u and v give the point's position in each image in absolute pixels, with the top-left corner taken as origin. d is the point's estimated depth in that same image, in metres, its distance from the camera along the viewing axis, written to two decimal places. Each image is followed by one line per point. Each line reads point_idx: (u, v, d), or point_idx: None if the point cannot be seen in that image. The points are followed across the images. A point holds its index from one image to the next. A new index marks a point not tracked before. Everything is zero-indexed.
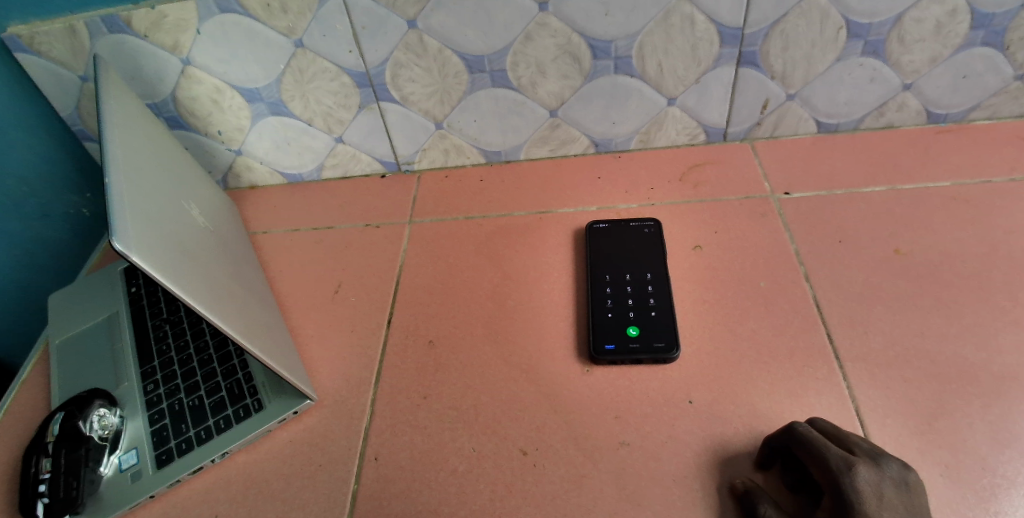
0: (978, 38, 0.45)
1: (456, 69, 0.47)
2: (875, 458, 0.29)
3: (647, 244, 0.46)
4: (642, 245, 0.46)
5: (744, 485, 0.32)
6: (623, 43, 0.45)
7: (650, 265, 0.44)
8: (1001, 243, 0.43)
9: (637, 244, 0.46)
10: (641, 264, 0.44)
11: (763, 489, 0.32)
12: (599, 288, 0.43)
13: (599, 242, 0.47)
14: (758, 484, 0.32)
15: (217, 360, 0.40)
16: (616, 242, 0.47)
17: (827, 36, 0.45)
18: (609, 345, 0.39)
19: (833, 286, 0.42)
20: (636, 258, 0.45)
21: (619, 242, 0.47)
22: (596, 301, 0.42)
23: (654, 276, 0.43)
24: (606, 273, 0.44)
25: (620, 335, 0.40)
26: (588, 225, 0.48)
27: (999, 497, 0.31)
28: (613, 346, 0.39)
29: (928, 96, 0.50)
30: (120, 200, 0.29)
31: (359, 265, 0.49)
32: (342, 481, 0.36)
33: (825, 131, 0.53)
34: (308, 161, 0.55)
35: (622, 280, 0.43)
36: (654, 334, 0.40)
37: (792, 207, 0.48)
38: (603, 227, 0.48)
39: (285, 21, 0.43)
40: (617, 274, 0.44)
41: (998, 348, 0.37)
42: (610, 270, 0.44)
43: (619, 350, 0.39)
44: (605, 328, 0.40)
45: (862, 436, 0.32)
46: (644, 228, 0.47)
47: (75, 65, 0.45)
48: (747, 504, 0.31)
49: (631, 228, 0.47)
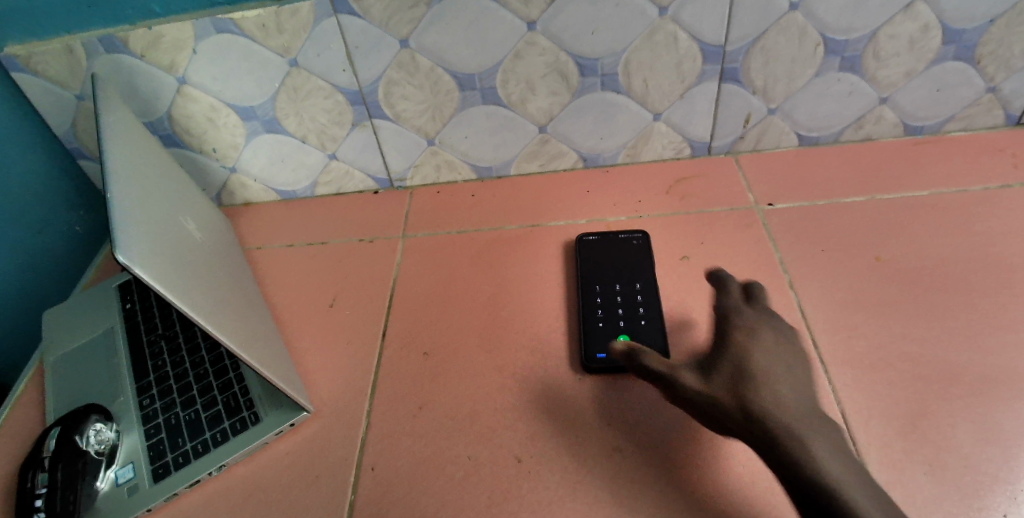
0: (950, 53, 0.47)
1: (448, 87, 0.48)
2: (763, 314, 0.36)
3: (637, 255, 0.47)
4: (631, 256, 0.47)
5: (626, 343, 0.37)
6: (609, 61, 0.47)
7: (640, 275, 0.45)
8: (978, 248, 0.45)
9: (627, 255, 0.47)
10: (631, 274, 0.45)
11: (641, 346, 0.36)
12: (590, 298, 0.44)
13: (587, 253, 0.48)
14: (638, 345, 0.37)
15: (213, 374, 0.41)
16: (605, 253, 0.48)
17: (806, 51, 0.46)
18: (600, 355, 0.40)
19: (817, 293, 0.43)
20: (625, 268, 0.46)
21: (609, 252, 0.48)
22: (587, 311, 0.43)
23: (644, 285, 0.44)
24: (597, 284, 0.45)
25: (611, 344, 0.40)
26: (579, 237, 0.49)
27: (983, 493, 0.32)
28: (604, 356, 0.40)
29: (905, 109, 0.51)
30: (122, 212, 0.30)
31: (355, 277, 0.50)
32: (339, 491, 0.36)
33: (807, 144, 0.55)
34: (302, 177, 0.56)
35: (612, 289, 0.44)
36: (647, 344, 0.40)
37: (777, 217, 0.50)
38: (593, 239, 0.49)
39: (281, 41, 0.44)
40: (607, 283, 0.45)
41: (977, 349, 0.38)
42: (600, 280, 0.45)
43: (610, 360, 0.40)
44: (596, 338, 0.41)
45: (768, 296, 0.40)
46: (632, 239, 0.48)
47: (72, 84, 0.46)
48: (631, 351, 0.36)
49: (619, 240, 0.48)
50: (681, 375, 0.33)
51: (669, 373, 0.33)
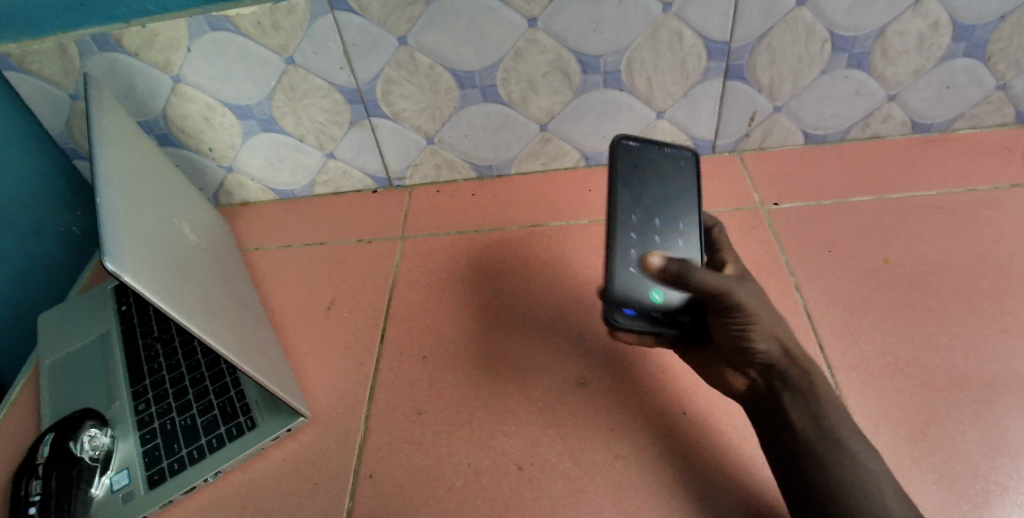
0: (960, 50, 0.46)
1: (447, 85, 0.47)
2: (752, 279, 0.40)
3: (678, 189, 0.41)
4: (673, 182, 0.41)
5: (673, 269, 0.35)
6: (612, 59, 0.46)
7: (683, 218, 0.40)
8: (988, 252, 0.44)
9: (667, 188, 0.40)
10: (672, 214, 0.39)
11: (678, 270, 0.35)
12: (623, 235, 0.37)
13: (625, 165, 0.40)
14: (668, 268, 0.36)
15: (209, 379, 0.40)
16: (644, 171, 0.40)
17: (813, 50, 0.46)
18: (628, 311, 0.35)
19: (823, 297, 0.42)
20: (667, 208, 0.40)
21: (648, 173, 0.40)
22: (617, 250, 0.37)
23: (687, 244, 0.38)
24: (632, 214, 0.39)
25: (640, 298, 0.36)
26: (618, 140, 0.40)
27: (993, 503, 0.31)
28: (634, 312, 0.35)
29: (913, 107, 0.50)
30: (113, 216, 0.29)
31: (354, 280, 0.49)
32: (337, 499, 0.35)
33: (813, 143, 0.54)
34: (300, 177, 0.55)
35: (650, 228, 0.38)
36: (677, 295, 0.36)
37: (782, 218, 0.49)
38: (633, 146, 0.40)
39: (277, 39, 0.44)
40: (645, 218, 0.39)
41: (987, 355, 0.38)
42: (638, 211, 0.39)
43: (639, 317, 0.35)
44: (630, 288, 0.36)
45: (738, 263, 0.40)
46: (679, 159, 0.42)
47: (66, 84, 0.45)
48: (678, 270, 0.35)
49: (665, 156, 0.41)
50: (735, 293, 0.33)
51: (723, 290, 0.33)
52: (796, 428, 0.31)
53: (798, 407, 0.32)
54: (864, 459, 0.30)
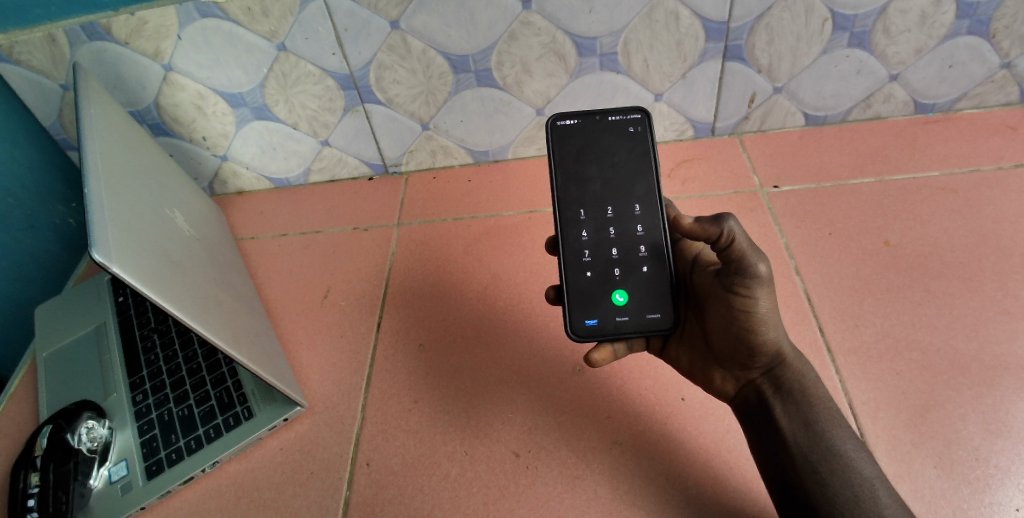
0: (963, 28, 0.45)
1: (441, 70, 0.47)
2: None
3: (634, 160, 0.36)
4: (623, 154, 0.36)
5: (727, 243, 0.29)
6: (608, 40, 0.45)
7: (639, 196, 0.36)
8: (990, 233, 0.43)
9: (620, 163, 0.36)
10: (625, 195, 0.36)
11: (718, 245, 0.30)
12: (574, 236, 0.35)
13: (565, 151, 0.36)
14: (710, 241, 0.30)
15: (206, 369, 0.40)
16: (591, 151, 0.36)
17: (813, 28, 0.45)
18: (590, 321, 0.35)
19: (822, 279, 0.42)
20: (620, 189, 0.36)
21: (596, 151, 0.36)
22: (570, 256, 0.35)
23: (646, 228, 0.35)
24: (582, 208, 0.36)
25: (602, 306, 0.35)
26: (551, 124, 0.36)
27: (994, 487, 0.31)
28: (597, 321, 0.35)
29: (915, 87, 0.50)
30: (100, 208, 0.29)
31: (348, 269, 0.49)
32: (333, 489, 0.35)
33: (813, 124, 0.53)
34: (294, 165, 0.55)
35: (603, 219, 0.36)
36: (640, 294, 0.35)
37: (781, 201, 0.48)
38: (570, 126, 0.37)
39: (266, 25, 0.43)
40: (595, 210, 0.36)
41: (988, 338, 0.37)
42: (587, 203, 0.36)
43: (602, 326, 0.35)
44: (589, 296, 0.35)
45: (693, 243, 0.37)
46: (627, 127, 0.36)
47: (56, 75, 0.45)
48: (723, 244, 0.30)
49: (609, 127, 0.36)
50: (755, 296, 0.30)
51: (753, 283, 0.30)
52: (784, 433, 0.31)
53: (787, 413, 0.32)
54: (857, 466, 0.29)
